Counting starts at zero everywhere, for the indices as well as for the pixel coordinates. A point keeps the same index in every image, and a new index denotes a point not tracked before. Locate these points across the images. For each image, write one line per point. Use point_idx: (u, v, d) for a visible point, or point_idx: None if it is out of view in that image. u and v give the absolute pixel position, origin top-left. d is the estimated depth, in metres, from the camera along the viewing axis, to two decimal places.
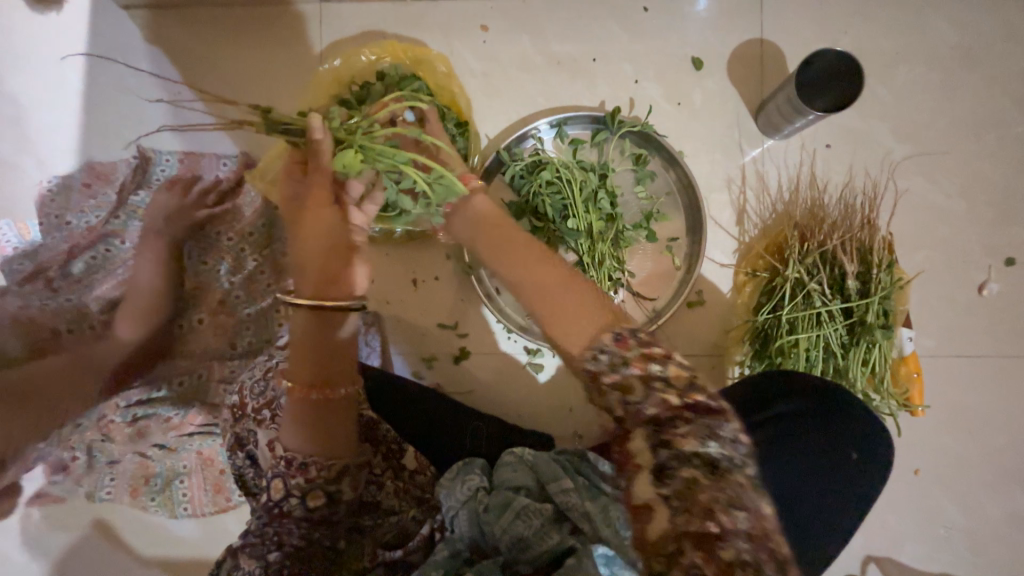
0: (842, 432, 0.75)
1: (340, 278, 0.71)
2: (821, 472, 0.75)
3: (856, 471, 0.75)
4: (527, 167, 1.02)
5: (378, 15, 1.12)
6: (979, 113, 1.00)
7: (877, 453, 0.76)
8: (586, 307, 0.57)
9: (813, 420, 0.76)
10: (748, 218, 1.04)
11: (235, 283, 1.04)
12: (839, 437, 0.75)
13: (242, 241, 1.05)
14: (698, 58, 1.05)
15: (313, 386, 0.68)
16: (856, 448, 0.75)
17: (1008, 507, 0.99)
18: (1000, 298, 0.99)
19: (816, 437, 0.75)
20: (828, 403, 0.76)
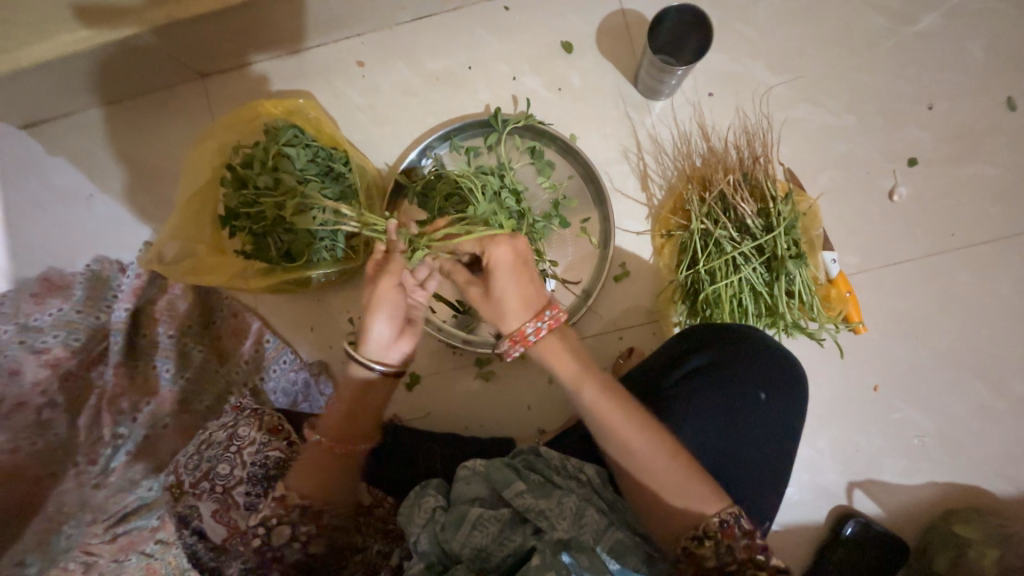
0: (742, 376, 0.76)
1: (393, 344, 0.78)
2: (733, 421, 0.75)
3: (766, 410, 0.76)
4: (427, 185, 1.02)
5: (257, 76, 1.14)
6: (848, 27, 1.01)
7: (783, 395, 0.77)
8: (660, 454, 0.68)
9: (721, 373, 0.76)
10: (653, 183, 1.04)
11: (180, 381, 1.02)
12: (743, 383, 0.75)
13: (179, 334, 1.03)
14: (567, 41, 1.07)
15: (346, 441, 0.77)
16: (763, 389, 0.76)
17: (975, 402, 0.99)
18: (912, 200, 0.99)
19: (724, 389, 0.75)
20: (736, 354, 0.77)
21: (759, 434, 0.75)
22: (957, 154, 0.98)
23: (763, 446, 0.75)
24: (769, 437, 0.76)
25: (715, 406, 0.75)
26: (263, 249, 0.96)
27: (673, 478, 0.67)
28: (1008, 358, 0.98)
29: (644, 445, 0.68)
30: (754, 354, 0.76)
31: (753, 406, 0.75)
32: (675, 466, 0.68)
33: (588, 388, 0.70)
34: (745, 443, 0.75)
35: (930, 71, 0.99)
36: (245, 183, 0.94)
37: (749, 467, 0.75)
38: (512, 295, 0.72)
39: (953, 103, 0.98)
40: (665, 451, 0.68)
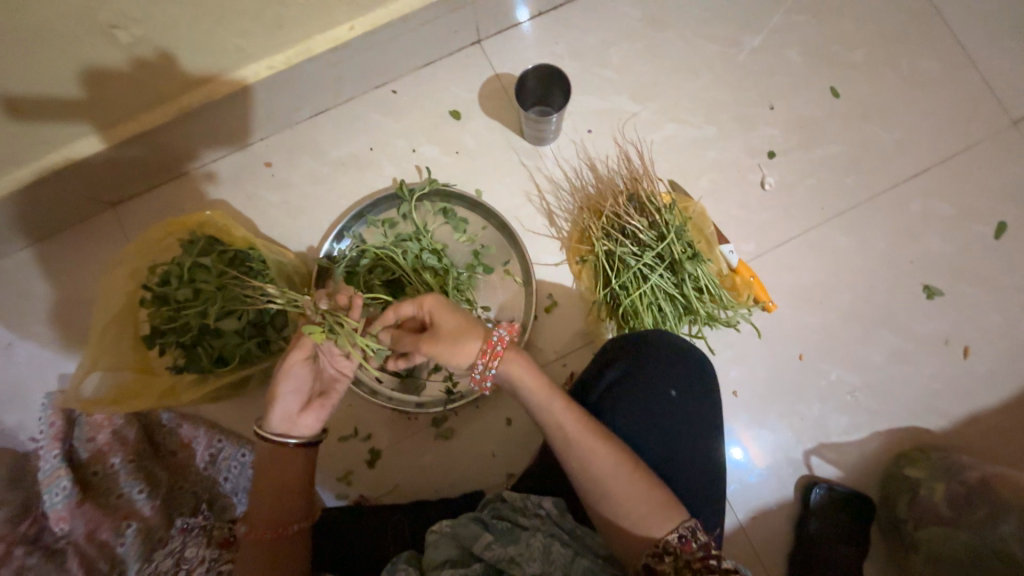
0: (651, 380, 0.81)
1: (291, 418, 0.81)
2: (660, 421, 0.80)
3: (682, 407, 0.81)
4: (350, 263, 1.07)
5: (169, 194, 1.18)
6: (688, 55, 1.17)
7: (692, 386, 0.82)
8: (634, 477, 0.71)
9: (629, 382, 0.81)
10: (559, 217, 1.13)
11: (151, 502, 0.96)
12: (655, 381, 0.81)
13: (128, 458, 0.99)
14: (454, 109, 1.18)
15: (279, 525, 0.79)
16: (673, 385, 0.81)
17: (889, 348, 1.07)
18: (781, 185, 1.12)
19: (638, 396, 0.80)
20: (641, 358, 0.82)
21: (684, 432, 0.80)
22: (806, 140, 1.13)
23: (697, 436, 0.80)
24: (702, 426, 0.81)
25: (636, 415, 0.80)
26: (194, 359, 0.96)
27: (632, 489, 0.70)
28: (905, 302, 1.08)
29: (607, 459, 0.71)
30: (657, 356, 0.82)
31: (668, 405, 0.80)
32: (631, 478, 0.71)
33: (556, 404, 0.74)
34: (673, 442, 0.79)
35: (764, 78, 1.15)
36: (165, 299, 0.95)
37: (688, 464, 0.79)
38: (453, 329, 0.76)
39: (789, 100, 1.14)
40: (621, 463, 0.71)
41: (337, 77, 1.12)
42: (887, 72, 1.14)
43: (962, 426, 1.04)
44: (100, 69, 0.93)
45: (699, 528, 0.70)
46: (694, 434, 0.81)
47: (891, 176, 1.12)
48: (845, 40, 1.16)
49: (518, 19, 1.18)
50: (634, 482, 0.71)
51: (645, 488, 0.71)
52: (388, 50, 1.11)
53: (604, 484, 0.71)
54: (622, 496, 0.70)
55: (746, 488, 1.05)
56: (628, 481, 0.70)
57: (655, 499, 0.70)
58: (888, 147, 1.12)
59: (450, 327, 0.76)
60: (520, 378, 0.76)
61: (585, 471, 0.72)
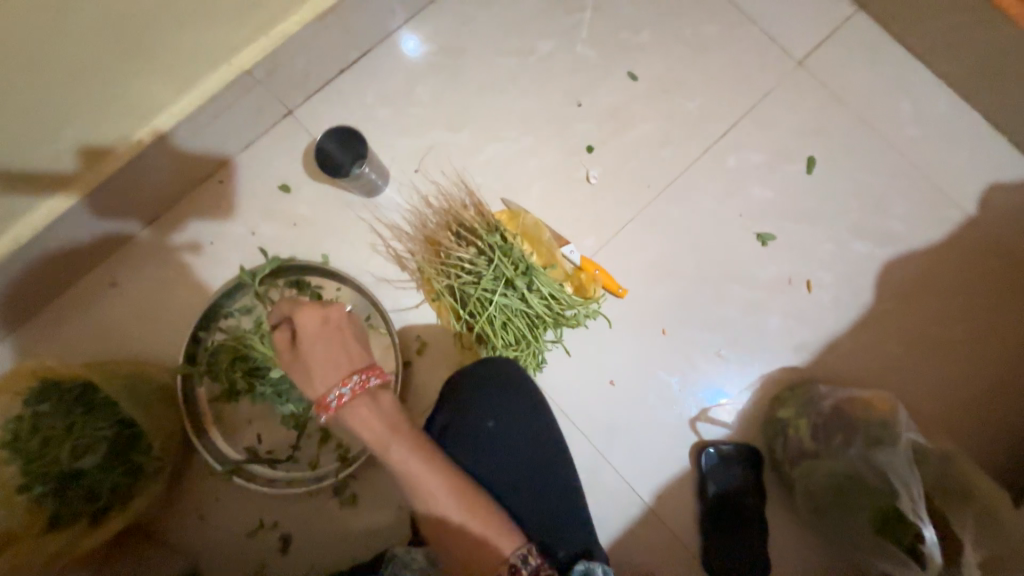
0: (468, 415, 0.85)
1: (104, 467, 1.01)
2: (489, 450, 0.84)
3: (502, 432, 0.85)
4: (211, 358, 1.08)
5: (20, 340, 1.16)
6: (492, 74, 1.20)
7: (507, 411, 0.86)
8: (468, 510, 0.77)
9: (453, 426, 0.85)
10: (408, 259, 1.16)
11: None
12: (474, 418, 0.85)
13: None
14: (284, 182, 1.19)
15: None
16: (489, 417, 0.85)
17: (740, 301, 1.12)
18: (606, 175, 1.16)
19: (464, 438, 0.85)
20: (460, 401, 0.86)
21: (512, 452, 0.85)
22: (618, 126, 1.18)
23: (537, 450, 0.86)
24: (536, 441, 0.87)
25: (465, 451, 0.84)
26: (57, 508, 0.94)
27: (466, 520, 0.77)
28: (744, 253, 1.13)
29: (442, 496, 0.77)
30: (470, 390, 0.87)
31: (491, 435, 0.85)
32: (465, 509, 0.77)
33: (393, 447, 0.78)
34: (510, 466, 0.85)
35: (567, 78, 1.20)
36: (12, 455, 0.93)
37: (533, 481, 0.85)
38: (323, 358, 0.80)
39: (594, 93, 1.19)
40: (458, 493, 0.78)
41: (155, 183, 1.12)
42: (676, 45, 1.20)
43: (822, 355, 1.09)
44: None
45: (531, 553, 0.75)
46: (529, 453, 0.86)
47: (702, 140, 1.17)
48: (631, 23, 1.21)
49: (323, 82, 1.21)
50: (467, 510, 0.77)
51: (481, 517, 0.77)
52: (195, 145, 1.12)
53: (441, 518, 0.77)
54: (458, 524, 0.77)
55: (643, 469, 1.08)
56: (462, 513, 0.77)
57: (488, 524, 0.77)
58: (693, 115, 1.18)
59: (329, 354, 0.80)
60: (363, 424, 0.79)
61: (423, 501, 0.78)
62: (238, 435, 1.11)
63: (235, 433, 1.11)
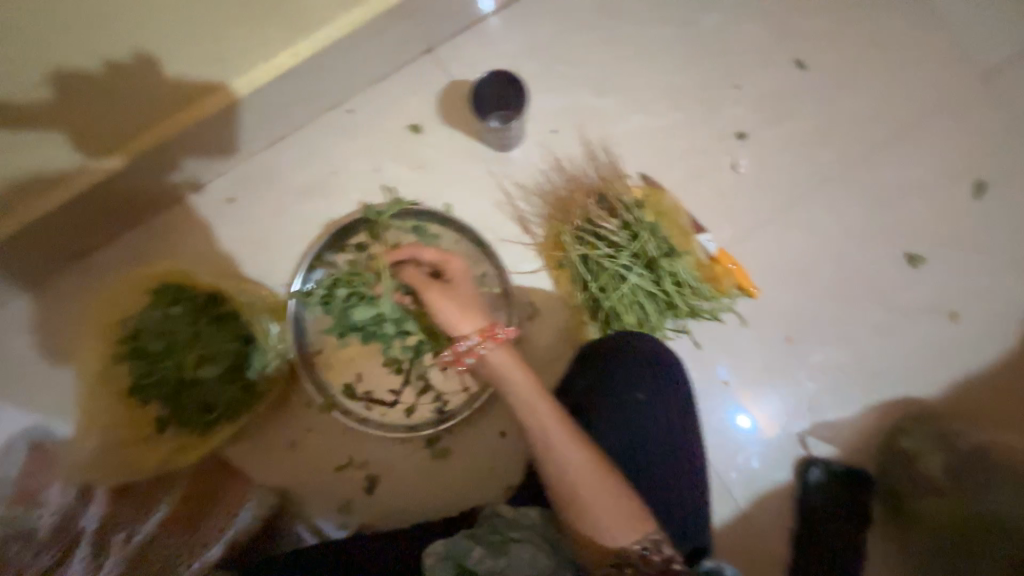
0: (614, 384, 0.82)
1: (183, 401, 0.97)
2: (632, 425, 0.80)
3: (652, 407, 0.81)
4: (325, 293, 1.06)
5: (133, 240, 1.15)
6: (647, 41, 1.13)
7: (656, 388, 0.82)
8: (604, 487, 0.71)
9: (599, 393, 0.81)
10: (531, 222, 1.11)
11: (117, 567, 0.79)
12: (621, 389, 0.81)
13: (109, 514, 0.88)
14: (414, 122, 1.14)
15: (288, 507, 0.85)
16: (640, 389, 0.81)
17: (874, 320, 1.06)
18: (753, 166, 1.09)
19: (610, 407, 0.80)
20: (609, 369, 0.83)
21: (655, 430, 0.81)
22: (774, 117, 1.10)
23: (679, 436, 0.81)
24: (679, 425, 0.82)
25: (609, 420, 0.80)
26: (178, 411, 0.96)
27: (600, 498, 0.71)
28: (888, 272, 1.07)
29: (580, 464, 0.72)
30: (622, 360, 0.83)
31: (637, 408, 0.81)
32: (601, 484, 0.71)
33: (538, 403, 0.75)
34: (652, 445, 0.80)
35: (726, 57, 1.12)
36: (140, 354, 0.95)
37: (676, 461, 0.81)
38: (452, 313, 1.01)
39: (754, 77, 1.11)
40: (593, 469, 0.71)
41: (289, 103, 1.09)
42: (851, 37, 1.11)
43: (954, 391, 1.03)
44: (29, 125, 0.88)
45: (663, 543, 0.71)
46: (670, 435, 0.81)
47: (861, 144, 1.09)
48: (806, 7, 1.12)
49: (468, 23, 1.15)
50: (603, 485, 0.71)
51: (616, 495, 0.71)
52: (336, 69, 1.08)
53: (575, 490, 0.71)
54: (593, 501, 0.70)
55: (743, 475, 1.05)
56: (600, 489, 0.71)
57: (621, 505, 0.71)
58: (856, 116, 1.10)
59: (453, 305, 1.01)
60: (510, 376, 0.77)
61: (557, 483, 0.72)
62: (337, 371, 1.09)
63: (334, 368, 1.09)
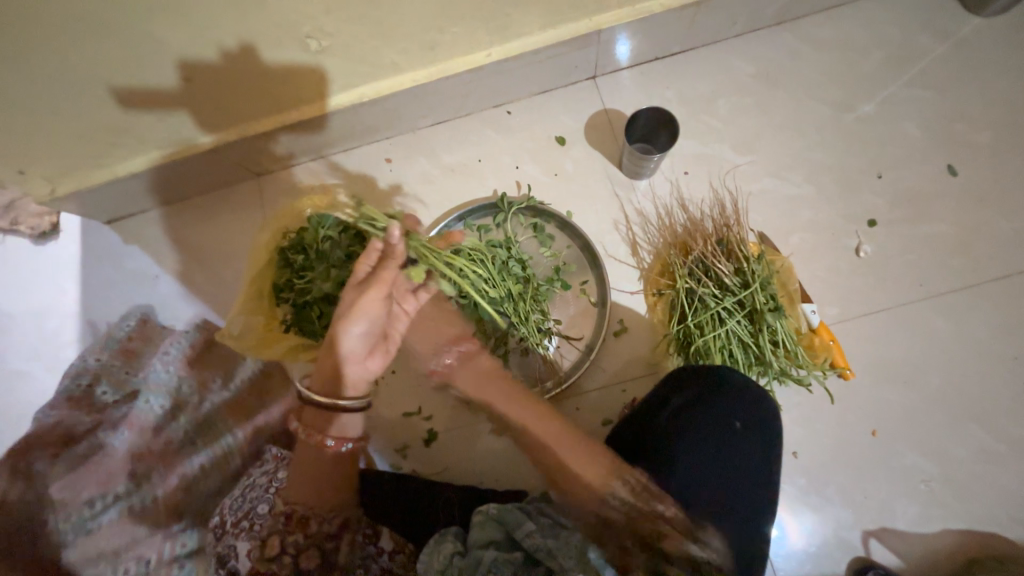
0: (722, 406, 0.93)
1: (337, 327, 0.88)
2: (721, 441, 0.92)
3: (743, 435, 0.92)
4: (445, 258, 1.18)
5: (301, 173, 1.37)
6: (798, 116, 1.19)
7: (755, 421, 0.93)
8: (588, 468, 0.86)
9: (701, 407, 0.93)
10: (642, 249, 1.19)
11: (188, 425, 1.09)
12: (721, 411, 0.93)
13: (190, 380, 1.17)
14: (561, 135, 1.27)
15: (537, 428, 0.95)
16: (738, 418, 0.93)
17: (975, 444, 1.01)
18: (878, 256, 1.10)
19: (704, 419, 0.92)
20: (717, 391, 0.94)
21: (736, 454, 0.92)
22: (911, 214, 1.11)
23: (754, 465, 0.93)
24: (755, 457, 0.93)
25: (702, 435, 0.91)
26: (304, 321, 1.11)
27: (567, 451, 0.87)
28: (1002, 399, 1.02)
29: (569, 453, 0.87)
30: (735, 390, 0.94)
31: (733, 432, 0.92)
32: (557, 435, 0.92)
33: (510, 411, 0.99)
34: (730, 463, 0.92)
35: (874, 148, 1.15)
36: (293, 265, 1.13)
37: (740, 485, 0.92)
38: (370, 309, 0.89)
39: (900, 172, 1.13)
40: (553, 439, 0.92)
41: (464, 96, 1.26)
42: (1014, 158, 1.10)
43: None
44: (271, 75, 1.09)
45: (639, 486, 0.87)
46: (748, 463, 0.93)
47: (1002, 264, 1.06)
48: (971, 120, 1.13)
49: (633, 62, 1.27)
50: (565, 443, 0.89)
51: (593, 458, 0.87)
52: (511, 77, 1.24)
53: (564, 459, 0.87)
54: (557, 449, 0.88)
55: (791, 557, 1.01)
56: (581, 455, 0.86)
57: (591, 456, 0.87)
58: (1003, 235, 1.08)
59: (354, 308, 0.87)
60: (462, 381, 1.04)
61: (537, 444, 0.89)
62: None
63: None
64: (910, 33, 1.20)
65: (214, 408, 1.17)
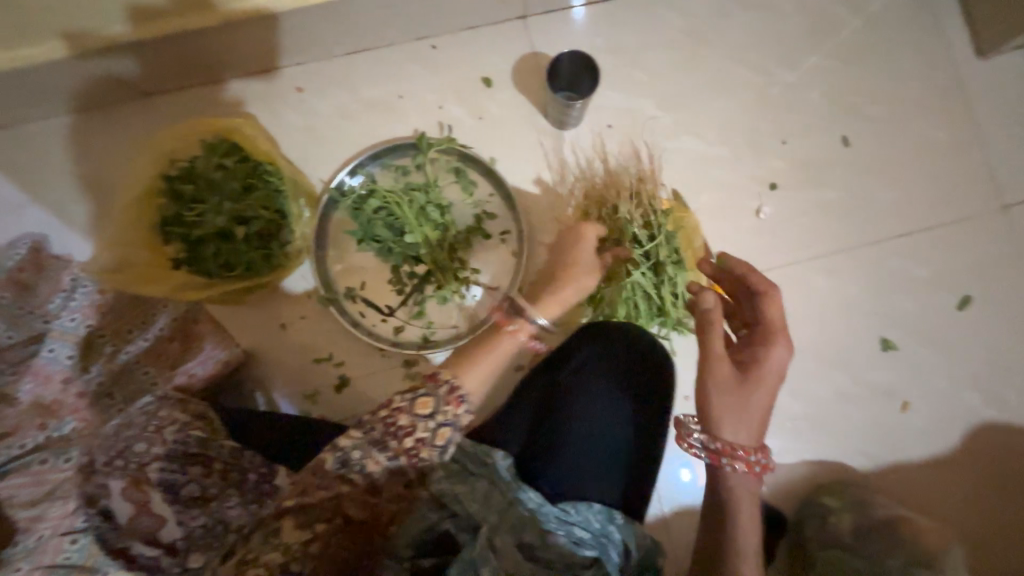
0: (616, 361, 0.97)
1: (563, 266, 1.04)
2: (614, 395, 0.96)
3: (638, 392, 0.97)
4: (358, 200, 1.12)
5: (197, 96, 1.22)
6: (719, 77, 1.22)
7: (647, 373, 0.98)
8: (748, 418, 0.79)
9: (596, 361, 0.97)
10: (563, 200, 1.19)
11: (100, 377, 0.89)
12: (614, 366, 0.97)
13: (100, 327, 0.93)
14: (488, 77, 1.22)
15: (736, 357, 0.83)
16: (631, 373, 0.97)
17: (836, 387, 1.14)
18: (775, 217, 1.17)
19: (600, 376, 0.96)
20: (610, 346, 0.98)
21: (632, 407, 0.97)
22: (808, 179, 1.19)
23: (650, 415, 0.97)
24: (650, 409, 0.97)
25: (598, 394, 0.96)
26: (198, 258, 1.02)
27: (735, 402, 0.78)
28: (862, 348, 1.15)
29: (762, 400, 0.79)
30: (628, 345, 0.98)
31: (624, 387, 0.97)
32: (743, 397, 0.78)
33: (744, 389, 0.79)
34: (624, 418, 0.96)
35: (783, 114, 1.20)
36: (184, 197, 1.02)
37: (632, 441, 0.96)
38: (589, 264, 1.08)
39: (803, 139, 1.19)
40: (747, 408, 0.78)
41: (383, 22, 1.16)
42: (898, 133, 1.20)
43: (884, 471, 1.12)
44: None
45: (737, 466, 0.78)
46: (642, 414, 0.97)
47: (877, 230, 1.17)
48: (868, 94, 1.21)
49: (565, 4, 1.22)
50: (750, 395, 0.78)
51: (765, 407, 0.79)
52: (435, 7, 1.15)
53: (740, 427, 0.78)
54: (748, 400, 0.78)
55: (674, 486, 1.12)
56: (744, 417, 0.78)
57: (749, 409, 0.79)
58: (881, 203, 1.18)
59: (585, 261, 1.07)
60: (713, 385, 0.79)
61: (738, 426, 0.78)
62: (346, 272, 1.17)
63: (343, 268, 1.17)
64: (825, 4, 1.24)
65: (134, 359, 0.96)
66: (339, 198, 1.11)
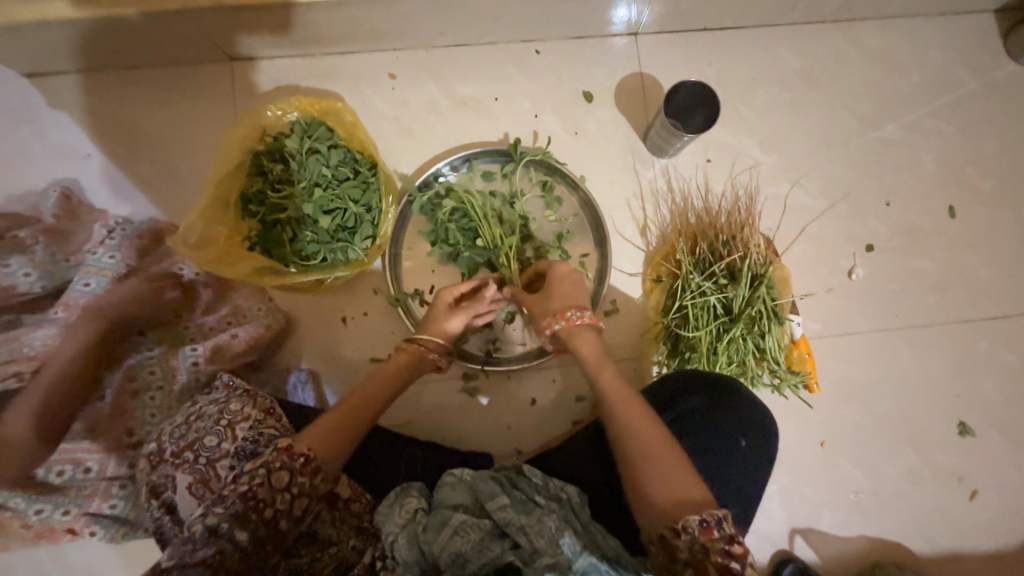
0: (728, 423, 0.84)
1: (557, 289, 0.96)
2: (719, 457, 0.83)
3: (746, 456, 0.84)
4: (441, 202, 1.07)
5: (285, 68, 1.17)
6: (829, 126, 1.16)
7: (757, 440, 0.85)
8: (671, 483, 0.72)
9: (707, 416, 0.85)
10: (650, 231, 1.14)
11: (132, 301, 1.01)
12: (729, 425, 0.84)
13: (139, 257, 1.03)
14: (589, 91, 1.16)
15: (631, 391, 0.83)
16: (744, 435, 0.85)
17: (904, 466, 1.10)
18: (867, 280, 1.13)
19: (709, 431, 0.84)
20: (720, 400, 0.86)
21: (741, 475, 0.84)
22: (906, 246, 1.14)
23: (754, 487, 0.85)
24: (755, 478, 0.85)
25: (699, 444, 0.83)
26: (279, 244, 0.97)
27: (657, 464, 0.74)
28: (937, 429, 1.11)
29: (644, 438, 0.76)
30: (742, 401, 0.86)
31: (735, 451, 0.84)
32: (668, 462, 0.74)
33: (635, 420, 0.78)
34: (727, 484, 0.83)
35: (890, 174, 1.15)
36: (272, 177, 0.97)
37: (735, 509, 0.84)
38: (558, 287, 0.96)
39: (907, 204, 1.14)
40: (659, 453, 0.75)
41: (492, 20, 1.10)
42: (1006, 211, 1.15)
43: (943, 559, 1.08)
44: None
45: (725, 520, 0.68)
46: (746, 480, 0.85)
47: (969, 308, 1.13)
48: (981, 166, 1.16)
49: (679, 28, 1.17)
50: (659, 457, 0.74)
51: (675, 473, 0.73)
52: (548, 14, 1.09)
53: (650, 490, 0.72)
54: (643, 463, 0.74)
55: None
56: (663, 462, 0.74)
57: (675, 473, 0.73)
58: (978, 282, 1.13)
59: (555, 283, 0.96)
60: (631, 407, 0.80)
61: (658, 482, 0.73)
62: (417, 274, 1.12)
63: (415, 269, 1.12)
64: (951, 64, 1.18)
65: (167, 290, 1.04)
66: (417, 197, 1.05)
